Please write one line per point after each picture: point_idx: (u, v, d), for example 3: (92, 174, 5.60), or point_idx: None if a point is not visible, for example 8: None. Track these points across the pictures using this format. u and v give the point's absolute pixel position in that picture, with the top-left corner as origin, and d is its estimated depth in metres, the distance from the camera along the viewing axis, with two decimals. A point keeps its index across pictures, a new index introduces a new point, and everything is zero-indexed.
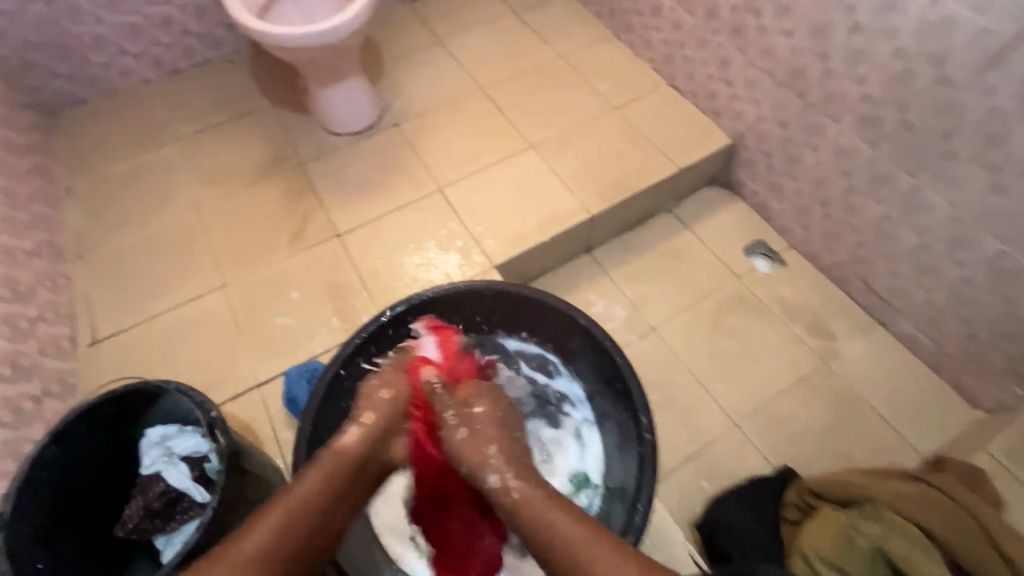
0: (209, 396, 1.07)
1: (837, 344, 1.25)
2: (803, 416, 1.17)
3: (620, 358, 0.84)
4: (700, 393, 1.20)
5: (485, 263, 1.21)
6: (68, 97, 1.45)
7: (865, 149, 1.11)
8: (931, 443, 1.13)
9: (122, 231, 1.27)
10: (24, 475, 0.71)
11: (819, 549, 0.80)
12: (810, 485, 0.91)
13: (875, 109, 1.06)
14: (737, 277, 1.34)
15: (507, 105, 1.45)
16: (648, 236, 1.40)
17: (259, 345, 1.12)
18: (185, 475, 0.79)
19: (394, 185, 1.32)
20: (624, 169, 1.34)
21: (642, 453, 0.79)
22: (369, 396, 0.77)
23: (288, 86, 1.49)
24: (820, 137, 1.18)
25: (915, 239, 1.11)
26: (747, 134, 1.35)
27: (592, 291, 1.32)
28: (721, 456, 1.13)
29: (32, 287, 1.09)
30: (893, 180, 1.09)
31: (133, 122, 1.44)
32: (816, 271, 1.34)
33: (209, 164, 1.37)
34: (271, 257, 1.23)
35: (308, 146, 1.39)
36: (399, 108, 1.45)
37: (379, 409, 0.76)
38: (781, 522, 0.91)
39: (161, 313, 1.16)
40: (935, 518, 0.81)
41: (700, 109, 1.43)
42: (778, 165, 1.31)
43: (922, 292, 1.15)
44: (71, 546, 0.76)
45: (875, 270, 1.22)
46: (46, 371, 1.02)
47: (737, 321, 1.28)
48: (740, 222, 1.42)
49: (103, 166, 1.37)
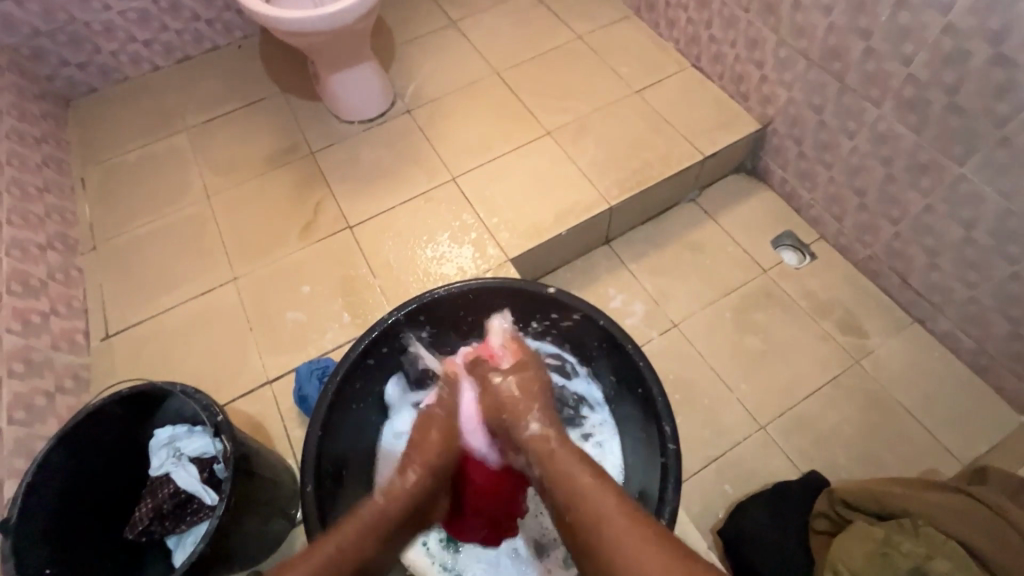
0: (220, 392, 1.06)
1: (870, 342, 1.19)
2: (833, 418, 1.12)
3: (641, 362, 0.80)
4: (723, 393, 1.15)
5: (500, 256, 1.17)
6: (79, 85, 1.43)
7: (908, 135, 1.03)
8: (970, 449, 1.07)
9: (133, 223, 1.25)
10: (32, 478, 0.72)
11: (852, 566, 0.76)
12: (840, 495, 0.86)
13: (920, 92, 0.98)
14: (765, 270, 1.28)
15: (523, 90, 1.40)
16: (670, 227, 1.34)
17: (270, 340, 1.10)
18: (194, 477, 0.78)
19: (407, 175, 1.28)
20: (646, 156, 1.28)
21: (664, 462, 0.75)
22: (420, 441, 0.77)
23: (299, 72, 1.45)
24: (858, 122, 1.11)
25: (960, 233, 1.04)
26: (778, 119, 1.27)
27: (611, 285, 1.27)
28: (745, 459, 1.09)
29: (44, 281, 1.09)
30: (938, 169, 1.02)
31: (143, 111, 1.42)
32: (849, 265, 1.28)
33: (219, 153, 1.34)
34: (283, 250, 1.20)
35: (319, 134, 1.35)
36: (412, 93, 1.41)
37: (430, 459, 0.75)
38: (809, 533, 0.87)
39: (174, 308, 1.15)
40: (979, 536, 0.76)
41: (728, 92, 1.36)
42: (811, 152, 1.24)
43: (966, 289, 1.08)
44: (81, 548, 0.77)
45: (914, 265, 1.15)
46: (59, 366, 1.02)
47: (764, 317, 1.22)
48: (768, 212, 1.35)
49: (114, 156, 1.35)
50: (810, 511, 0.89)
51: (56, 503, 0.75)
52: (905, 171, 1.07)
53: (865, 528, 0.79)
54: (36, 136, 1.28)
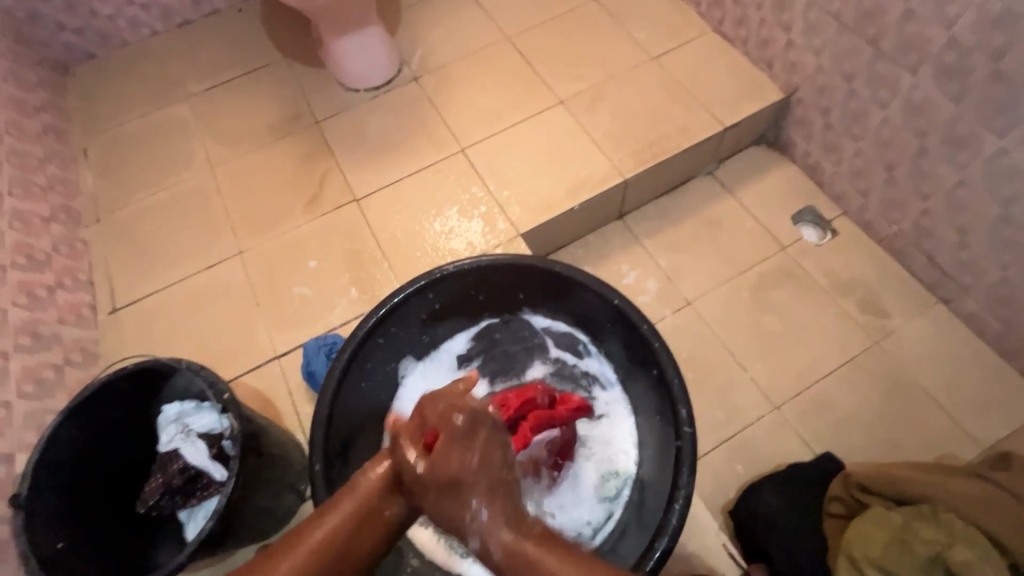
0: (228, 368, 1.05)
1: (891, 323, 1.15)
2: (850, 400, 1.10)
3: (656, 343, 0.77)
4: (737, 373, 1.13)
5: (510, 231, 1.14)
6: (77, 51, 1.39)
7: (945, 105, 0.98)
8: (992, 434, 1.05)
9: (136, 194, 1.23)
10: (42, 454, 0.72)
11: (868, 552, 0.75)
12: (857, 479, 0.84)
13: (962, 59, 0.92)
14: (784, 247, 1.23)
15: (535, 56, 1.33)
16: (686, 201, 1.29)
17: (278, 315, 1.09)
18: (202, 453, 0.78)
19: (414, 145, 1.24)
20: (663, 127, 1.23)
21: (678, 446, 0.73)
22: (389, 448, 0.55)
23: (302, 37, 1.40)
24: (892, 91, 1.05)
25: (996, 210, 0.99)
26: (804, 88, 1.21)
27: (624, 261, 1.24)
28: (757, 440, 1.07)
29: (49, 254, 1.07)
30: (976, 141, 0.96)
31: (142, 78, 1.38)
32: (872, 242, 1.23)
33: (223, 123, 1.30)
34: (288, 223, 1.18)
35: (324, 102, 1.30)
36: (419, 59, 1.35)
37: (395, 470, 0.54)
38: (824, 516, 0.86)
39: (180, 282, 1.13)
40: (1001, 523, 0.74)
41: (751, 59, 1.29)
42: (838, 123, 1.18)
43: (997, 268, 1.03)
44: (92, 523, 0.77)
45: (943, 243, 1.10)
46: (67, 340, 1.01)
47: (781, 296, 1.19)
48: (789, 186, 1.30)
49: (115, 126, 1.32)
50: (826, 494, 0.88)
51: (67, 480, 0.75)
52: (940, 144, 1.01)
53: (884, 514, 0.77)
54: (35, 104, 1.25)
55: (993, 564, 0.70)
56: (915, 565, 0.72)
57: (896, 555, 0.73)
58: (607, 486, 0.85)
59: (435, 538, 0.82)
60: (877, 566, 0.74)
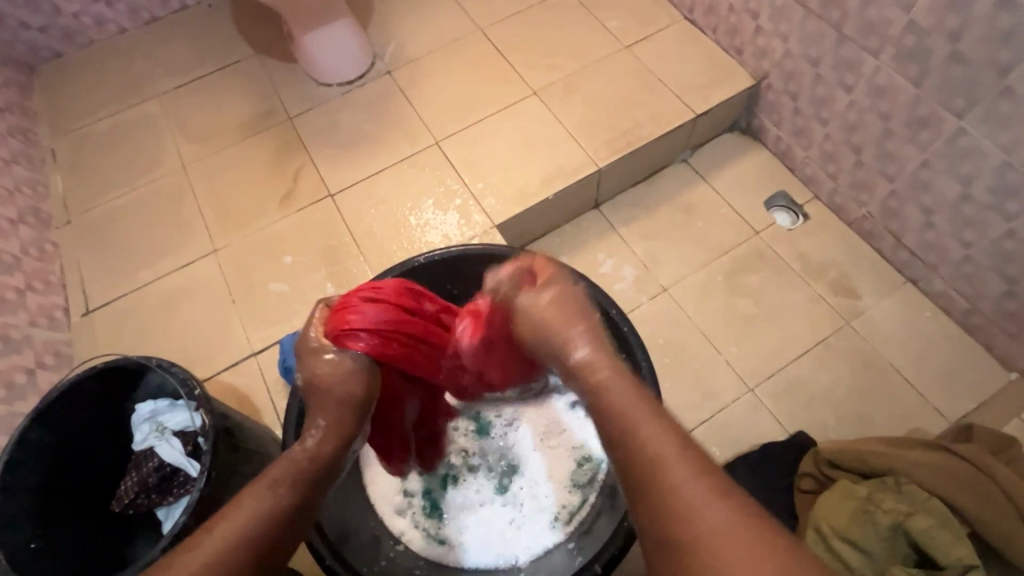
0: (203, 367, 1.05)
1: (862, 303, 1.18)
2: (823, 380, 1.12)
3: (626, 328, 0.81)
4: (713, 356, 1.14)
5: (486, 223, 1.14)
6: (44, 51, 1.36)
7: (907, 87, 1.00)
8: (959, 409, 1.08)
9: (107, 194, 1.21)
10: (11, 455, 0.72)
11: (834, 523, 0.76)
12: (826, 454, 0.86)
13: (921, 41, 0.94)
14: (757, 232, 1.25)
15: (507, 46, 1.33)
16: (661, 189, 1.30)
17: (253, 311, 1.09)
18: (178, 450, 0.78)
19: (388, 139, 1.24)
20: (637, 115, 1.23)
21: None
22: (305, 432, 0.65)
23: (274, 32, 1.39)
24: (856, 75, 1.06)
25: (957, 189, 1.01)
26: (773, 74, 1.22)
27: (600, 250, 1.25)
28: (733, 422, 1.09)
29: (17, 256, 1.06)
30: (937, 122, 0.98)
31: (112, 76, 1.36)
32: (842, 224, 1.25)
33: (194, 122, 1.29)
34: (262, 220, 1.17)
35: (297, 98, 1.29)
36: (392, 52, 1.34)
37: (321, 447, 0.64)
38: (794, 490, 0.88)
39: (154, 282, 1.12)
40: (962, 492, 0.77)
41: (721, 47, 1.30)
42: (807, 109, 1.20)
43: (960, 247, 1.06)
44: (65, 524, 0.77)
45: (910, 223, 1.12)
46: (39, 343, 1.01)
47: (755, 279, 1.21)
48: (762, 172, 1.31)
49: (84, 126, 1.30)
50: (797, 471, 0.90)
51: (38, 481, 0.75)
52: (903, 125, 1.03)
53: (850, 487, 0.79)
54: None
55: (952, 528, 0.73)
56: (877, 535, 0.74)
57: (861, 525, 0.75)
58: (583, 473, 0.86)
59: (413, 527, 0.83)
60: (842, 538, 0.76)
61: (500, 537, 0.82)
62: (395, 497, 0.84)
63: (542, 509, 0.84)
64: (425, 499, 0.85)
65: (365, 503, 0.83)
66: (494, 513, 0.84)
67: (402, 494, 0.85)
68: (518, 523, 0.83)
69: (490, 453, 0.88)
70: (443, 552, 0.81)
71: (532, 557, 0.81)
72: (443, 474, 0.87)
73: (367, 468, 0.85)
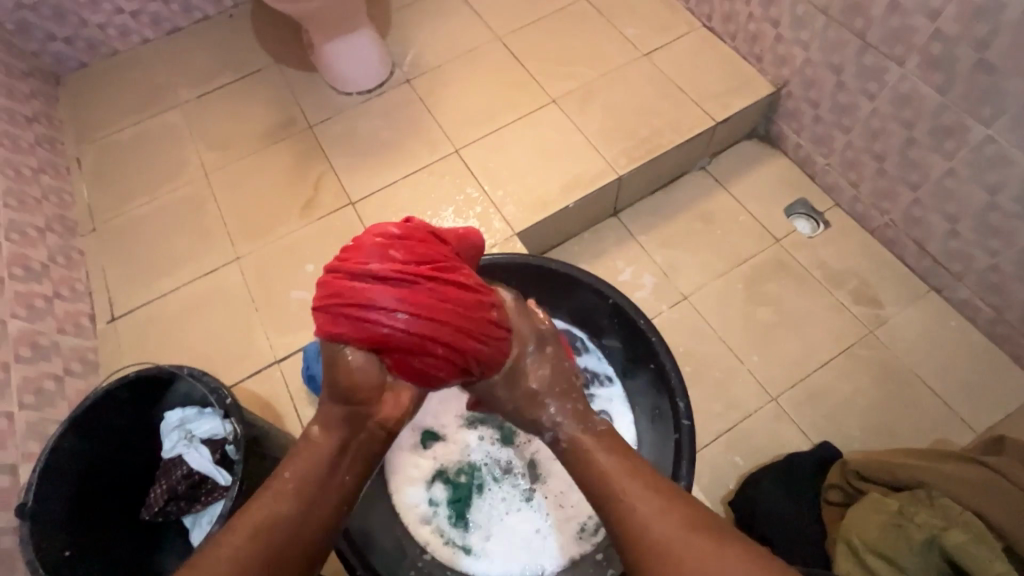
0: (226, 374, 1.06)
1: (884, 311, 1.17)
2: (846, 389, 1.11)
3: (654, 337, 0.82)
4: (734, 365, 1.14)
5: (506, 231, 1.14)
6: (69, 61, 1.39)
7: (932, 95, 0.99)
8: (986, 420, 1.06)
9: (131, 202, 1.23)
10: (45, 464, 0.73)
11: (865, 537, 0.76)
12: (856, 467, 0.86)
13: (947, 49, 0.93)
14: (778, 240, 1.24)
15: (526, 54, 1.34)
16: (680, 197, 1.30)
17: (275, 318, 1.10)
18: (206, 459, 0.79)
19: (407, 147, 1.25)
20: (655, 123, 1.23)
21: (678, 438, 0.78)
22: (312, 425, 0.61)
23: (294, 41, 1.40)
24: (879, 83, 1.06)
25: (984, 197, 1.00)
26: (793, 81, 1.22)
27: (619, 258, 1.24)
28: (756, 431, 1.08)
29: (45, 264, 1.07)
30: (963, 130, 0.97)
31: (135, 86, 1.38)
32: (863, 232, 1.24)
33: (215, 131, 1.30)
34: (284, 228, 1.18)
35: (317, 106, 1.31)
36: (411, 61, 1.35)
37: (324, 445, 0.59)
38: (823, 503, 0.88)
39: (178, 290, 1.13)
40: (997, 507, 0.75)
41: (740, 55, 1.30)
42: (827, 116, 1.19)
43: (986, 255, 1.05)
44: (96, 531, 0.78)
45: (933, 231, 1.11)
46: (66, 350, 1.02)
47: (777, 288, 1.20)
48: (781, 179, 1.31)
49: (108, 135, 1.31)
50: (825, 483, 0.90)
51: (71, 489, 0.76)
52: (928, 133, 1.03)
53: (882, 501, 0.79)
54: (27, 115, 1.25)
55: (989, 544, 0.71)
56: (910, 550, 0.73)
57: (891, 537, 0.75)
58: None
59: (437, 536, 0.83)
60: (874, 552, 0.75)
61: (525, 547, 0.82)
62: (418, 507, 0.84)
63: (567, 519, 0.84)
64: (450, 508, 0.85)
65: (390, 512, 0.83)
66: (519, 523, 0.84)
67: (427, 503, 0.85)
68: (542, 533, 0.83)
69: (515, 463, 0.88)
70: (469, 562, 0.81)
71: (558, 567, 0.81)
72: (467, 483, 0.87)
73: (391, 478, 0.86)
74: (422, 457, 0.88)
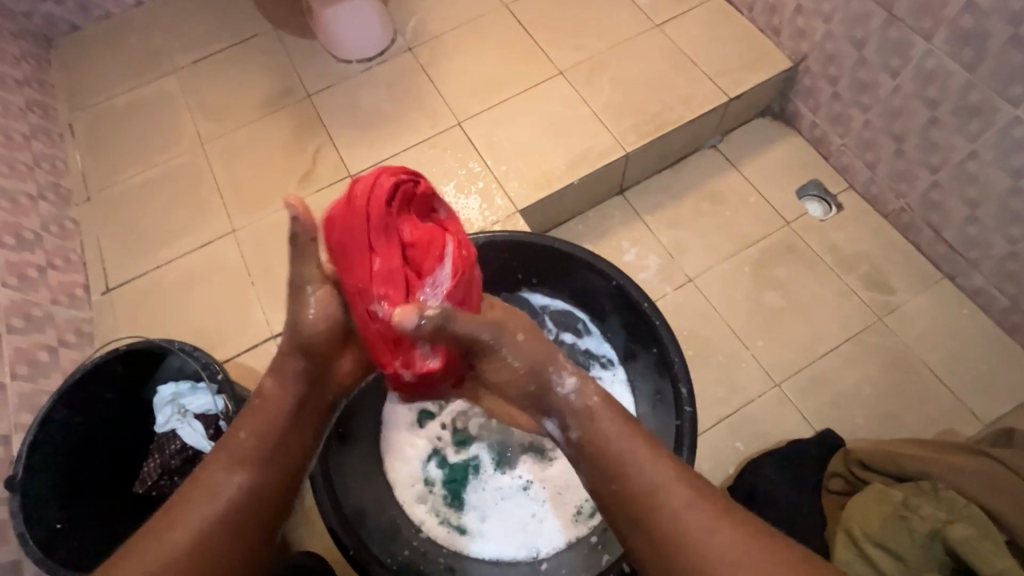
0: (222, 349, 1.04)
1: (895, 298, 1.14)
2: (851, 376, 1.09)
3: (658, 321, 0.80)
4: (739, 350, 1.12)
5: (508, 207, 1.11)
6: (59, 23, 1.34)
7: (960, 72, 0.94)
8: (994, 412, 1.04)
9: (125, 172, 1.20)
10: (35, 436, 0.72)
11: (866, 528, 0.76)
12: (856, 455, 0.85)
13: (979, 24, 0.88)
14: (789, 222, 1.21)
15: (533, 23, 1.29)
16: (689, 175, 1.26)
17: (272, 293, 1.08)
18: (199, 434, 0.78)
19: (409, 119, 1.21)
20: (666, 98, 1.19)
21: (680, 423, 0.76)
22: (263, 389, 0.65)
23: (292, 6, 1.35)
24: (904, 59, 1.01)
25: (1006, 182, 0.96)
26: (812, 56, 1.17)
27: (625, 238, 1.21)
28: (758, 417, 1.07)
29: (38, 233, 1.05)
30: (989, 110, 0.93)
31: (129, 50, 1.33)
32: (877, 215, 1.21)
33: (211, 98, 1.26)
34: (281, 200, 1.15)
35: (317, 75, 1.26)
36: (413, 28, 1.30)
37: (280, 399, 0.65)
38: (823, 491, 0.88)
39: (174, 262, 1.11)
40: (1002, 499, 0.74)
41: (757, 27, 1.24)
42: (846, 94, 1.14)
43: (1005, 242, 1.01)
44: (89, 502, 0.78)
45: (952, 216, 1.07)
46: (61, 321, 1.00)
47: (785, 271, 1.17)
48: (795, 159, 1.26)
49: (101, 101, 1.28)
50: (825, 470, 0.90)
51: (62, 462, 0.76)
52: (952, 113, 0.98)
53: (883, 490, 0.78)
54: (18, 79, 1.21)
55: (994, 537, 0.70)
56: (914, 542, 0.72)
57: (894, 529, 0.74)
58: None
59: (432, 515, 0.82)
60: (874, 543, 0.75)
61: (521, 529, 0.82)
62: (413, 485, 0.84)
63: (563, 503, 0.83)
64: (445, 488, 0.84)
65: (385, 490, 0.83)
66: (515, 505, 0.83)
67: (422, 482, 0.84)
68: (540, 515, 0.82)
69: (512, 446, 0.87)
70: (464, 543, 0.81)
71: (553, 549, 0.80)
72: (463, 464, 0.86)
73: (386, 456, 0.85)
74: (417, 437, 0.87)
